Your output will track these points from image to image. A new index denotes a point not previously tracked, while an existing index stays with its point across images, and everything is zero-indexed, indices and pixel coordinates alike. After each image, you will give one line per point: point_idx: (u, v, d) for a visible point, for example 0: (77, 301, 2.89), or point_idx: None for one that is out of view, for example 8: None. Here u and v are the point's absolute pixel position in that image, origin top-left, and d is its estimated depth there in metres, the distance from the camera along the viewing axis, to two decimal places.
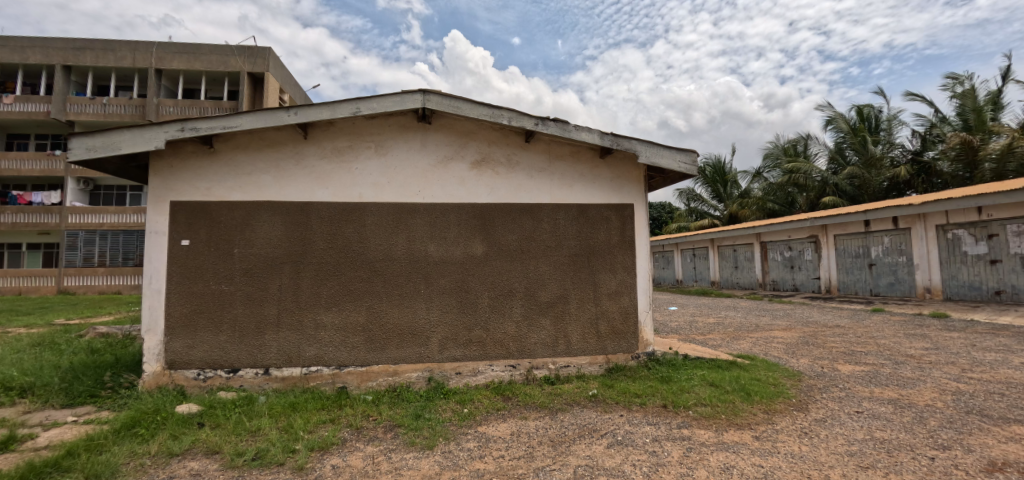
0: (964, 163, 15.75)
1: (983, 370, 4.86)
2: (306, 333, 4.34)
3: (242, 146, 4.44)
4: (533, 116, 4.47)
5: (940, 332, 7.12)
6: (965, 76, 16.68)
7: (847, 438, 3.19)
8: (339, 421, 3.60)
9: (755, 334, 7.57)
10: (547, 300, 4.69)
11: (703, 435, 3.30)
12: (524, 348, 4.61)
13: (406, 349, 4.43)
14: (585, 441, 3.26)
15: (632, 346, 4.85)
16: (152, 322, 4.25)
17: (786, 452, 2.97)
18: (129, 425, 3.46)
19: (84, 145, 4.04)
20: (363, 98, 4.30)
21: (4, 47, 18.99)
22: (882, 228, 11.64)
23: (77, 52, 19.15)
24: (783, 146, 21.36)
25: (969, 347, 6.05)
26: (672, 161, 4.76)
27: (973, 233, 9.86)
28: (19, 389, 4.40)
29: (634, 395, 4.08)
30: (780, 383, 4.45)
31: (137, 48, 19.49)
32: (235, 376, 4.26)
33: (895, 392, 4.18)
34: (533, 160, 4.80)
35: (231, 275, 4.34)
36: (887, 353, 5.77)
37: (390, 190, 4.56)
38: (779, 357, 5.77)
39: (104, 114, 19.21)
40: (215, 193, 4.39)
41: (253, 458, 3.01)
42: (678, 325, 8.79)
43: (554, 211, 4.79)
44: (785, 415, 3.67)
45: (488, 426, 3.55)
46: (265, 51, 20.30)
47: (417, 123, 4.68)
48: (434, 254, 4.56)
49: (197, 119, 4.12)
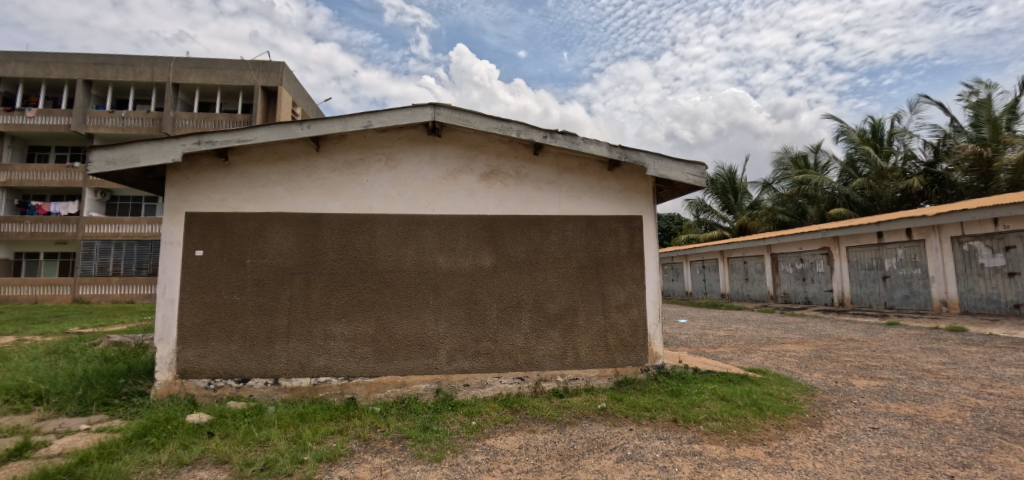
0: (978, 174, 15.55)
1: (1003, 385, 4.76)
2: (316, 344, 4.36)
3: (256, 159, 4.53)
4: (542, 128, 4.50)
5: (957, 347, 6.97)
6: (981, 86, 16.43)
7: (863, 455, 3.12)
8: (346, 433, 3.60)
9: (767, 347, 7.46)
10: (556, 312, 4.68)
11: (714, 450, 3.26)
12: (533, 360, 4.59)
13: (414, 361, 4.43)
14: (594, 455, 3.23)
15: (641, 359, 4.80)
16: (165, 331, 4.30)
17: (800, 469, 2.92)
18: (141, 433, 3.49)
19: (104, 158, 4.15)
20: (374, 112, 4.36)
21: (29, 63, 19.58)
22: (896, 239, 11.50)
23: (98, 67, 19.71)
24: (793, 157, 21.28)
25: (988, 362, 5.91)
26: (679, 174, 4.75)
27: (990, 245, 9.68)
28: (34, 397, 4.47)
29: (643, 409, 4.04)
30: (792, 398, 4.38)
31: (156, 62, 19.93)
32: (246, 386, 4.28)
33: (912, 408, 4.10)
34: (542, 173, 4.83)
35: (243, 286, 4.39)
36: (903, 368, 5.65)
37: (400, 203, 4.61)
38: (791, 371, 5.68)
39: (121, 128, 19.65)
40: (230, 205, 4.47)
41: (262, 468, 3.02)
42: (688, 338, 8.72)
43: (562, 223, 4.79)
44: (799, 431, 3.60)
45: (496, 439, 3.53)
46: (280, 65, 20.64)
47: (428, 136, 4.73)
48: (442, 265, 4.57)
49: (212, 132, 4.18)
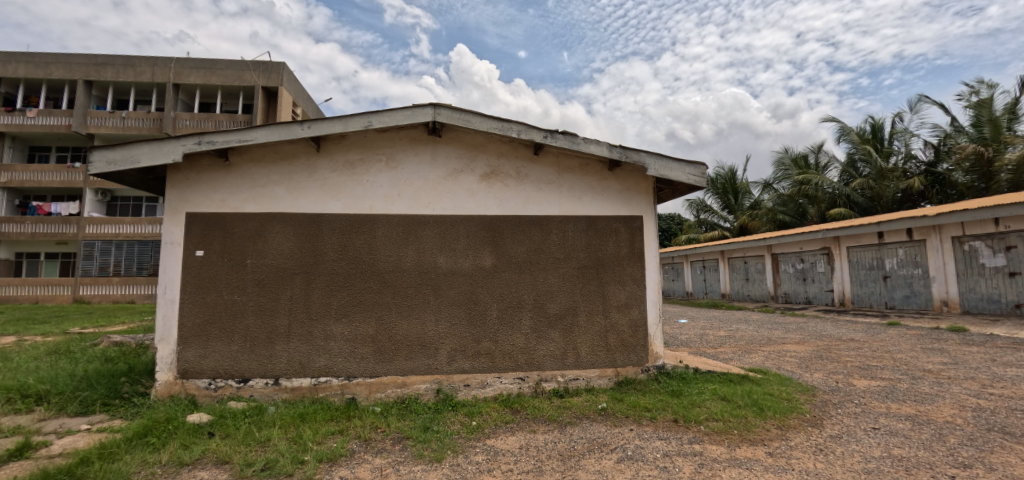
0: (979, 174, 15.54)
1: (1004, 385, 4.75)
2: (317, 344, 4.36)
3: (257, 159, 4.53)
4: (542, 128, 4.50)
5: (958, 347, 6.97)
6: (982, 85, 16.40)
7: (864, 455, 3.12)
8: (347, 433, 3.60)
9: (767, 347, 7.45)
10: (557, 312, 4.68)
11: (714, 450, 3.26)
12: (533, 360, 4.59)
13: (414, 361, 4.43)
14: (594, 455, 3.23)
15: (641, 359, 4.80)
16: (165, 331, 4.31)
17: (800, 469, 2.92)
18: (141, 433, 3.49)
19: (104, 158, 4.15)
20: (374, 112, 4.36)
21: (30, 63, 19.60)
22: (897, 239, 11.49)
23: (99, 67, 19.73)
24: (793, 158, 21.27)
25: (989, 362, 5.90)
26: (680, 174, 4.75)
27: (991, 245, 9.67)
28: (35, 397, 4.48)
29: (644, 409, 4.04)
30: (793, 398, 4.37)
31: (156, 63, 19.95)
32: (246, 386, 4.28)
33: (913, 408, 4.09)
34: (542, 173, 4.83)
35: (243, 287, 4.39)
36: (904, 368, 5.64)
37: (400, 203, 4.61)
38: (792, 371, 5.67)
39: (122, 128, 19.66)
40: (230, 206, 4.47)
41: (262, 468, 3.02)
42: (688, 338, 8.71)
43: (562, 223, 4.79)
44: (800, 431, 3.60)
45: (496, 440, 3.52)
46: (280, 65, 20.65)
47: (428, 137, 4.73)
48: (443, 265, 4.57)
49: (213, 133, 4.18)
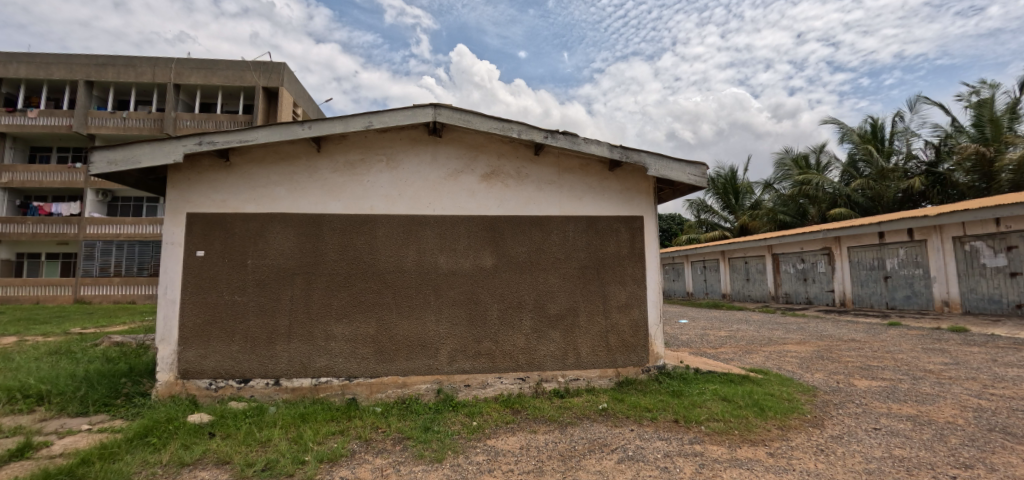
0: (980, 174, 15.54)
1: (1005, 386, 4.74)
2: (317, 344, 4.36)
3: (257, 159, 4.53)
4: (542, 129, 4.50)
5: (959, 347, 6.97)
6: (983, 85, 16.40)
7: (865, 456, 3.11)
8: (347, 433, 3.60)
9: (768, 348, 7.44)
10: (557, 312, 4.67)
11: (715, 451, 3.25)
12: (534, 360, 4.59)
13: (415, 361, 4.44)
14: (595, 455, 3.23)
15: (642, 359, 4.79)
16: (165, 332, 4.31)
17: (801, 469, 2.92)
18: (142, 433, 3.50)
19: (105, 158, 4.15)
20: (374, 112, 4.36)
21: (31, 64, 19.63)
22: (898, 239, 11.47)
23: (100, 67, 19.75)
24: (794, 158, 21.28)
25: (990, 362, 5.89)
26: (680, 174, 4.75)
27: (992, 245, 9.66)
28: (36, 397, 4.49)
29: (644, 410, 4.04)
30: (794, 399, 4.36)
31: (157, 63, 19.96)
32: (247, 386, 4.29)
33: (914, 408, 4.09)
34: (543, 173, 4.83)
35: (244, 287, 4.39)
36: (904, 369, 5.64)
37: (400, 203, 4.61)
38: (793, 372, 5.66)
39: (123, 128, 19.68)
40: (231, 206, 4.47)
41: (263, 468, 3.02)
42: (688, 338, 8.70)
43: (563, 223, 4.79)
44: (800, 431, 3.60)
45: (497, 440, 3.52)
46: (280, 66, 20.66)
47: (428, 137, 4.73)
48: (443, 265, 4.57)
49: (214, 133, 4.18)
